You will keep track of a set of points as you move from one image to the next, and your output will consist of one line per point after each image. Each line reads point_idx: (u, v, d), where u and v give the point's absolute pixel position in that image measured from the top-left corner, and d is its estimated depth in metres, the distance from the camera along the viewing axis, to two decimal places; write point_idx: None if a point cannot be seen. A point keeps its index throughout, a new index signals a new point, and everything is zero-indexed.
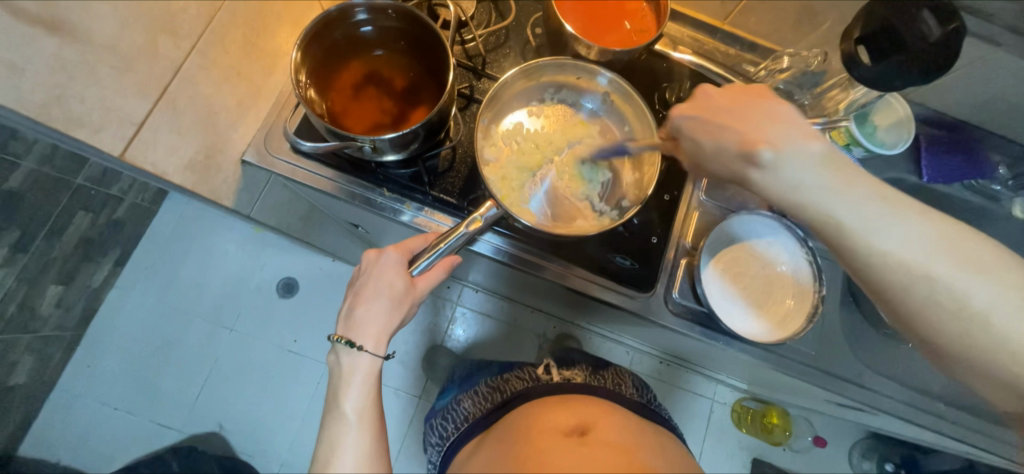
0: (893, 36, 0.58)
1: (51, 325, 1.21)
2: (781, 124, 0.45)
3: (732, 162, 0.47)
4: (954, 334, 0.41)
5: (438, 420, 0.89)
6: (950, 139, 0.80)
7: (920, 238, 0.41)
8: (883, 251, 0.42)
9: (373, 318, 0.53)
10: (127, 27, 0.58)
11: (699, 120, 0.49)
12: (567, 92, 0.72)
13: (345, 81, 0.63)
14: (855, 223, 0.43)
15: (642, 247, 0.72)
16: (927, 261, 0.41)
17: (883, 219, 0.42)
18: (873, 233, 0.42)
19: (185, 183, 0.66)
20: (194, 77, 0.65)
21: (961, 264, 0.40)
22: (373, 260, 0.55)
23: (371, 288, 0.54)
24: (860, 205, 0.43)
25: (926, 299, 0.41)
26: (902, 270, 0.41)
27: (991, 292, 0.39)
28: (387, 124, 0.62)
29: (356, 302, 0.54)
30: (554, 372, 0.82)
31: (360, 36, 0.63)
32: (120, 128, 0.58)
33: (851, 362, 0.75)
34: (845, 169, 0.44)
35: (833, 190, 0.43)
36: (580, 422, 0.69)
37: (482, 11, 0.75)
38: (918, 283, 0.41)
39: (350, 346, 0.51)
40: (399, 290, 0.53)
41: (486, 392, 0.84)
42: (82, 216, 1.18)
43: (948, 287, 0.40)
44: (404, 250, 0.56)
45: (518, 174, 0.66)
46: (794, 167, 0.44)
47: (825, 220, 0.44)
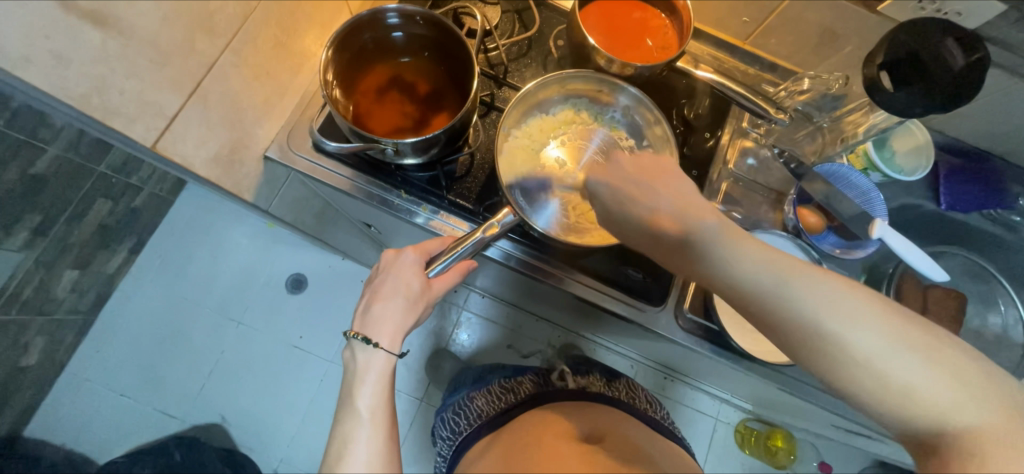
0: (916, 63, 0.57)
1: (65, 309, 1.23)
2: (673, 199, 0.46)
3: (643, 236, 0.47)
4: (868, 398, 0.35)
5: (448, 416, 0.89)
6: (971, 168, 0.79)
7: (819, 294, 0.36)
8: (777, 291, 0.38)
9: (389, 316, 0.53)
10: (168, 23, 0.58)
11: (618, 187, 0.50)
12: (587, 104, 0.72)
13: (370, 84, 0.65)
14: (760, 286, 0.39)
15: (655, 261, 0.72)
16: (819, 317, 0.36)
17: (773, 271, 0.38)
18: (762, 286, 0.38)
19: (210, 175, 0.67)
20: (226, 73, 0.65)
21: (855, 320, 0.35)
22: (391, 259, 0.56)
23: (388, 287, 0.54)
24: (761, 264, 0.39)
25: (830, 363, 0.35)
26: (797, 323, 0.37)
27: (893, 352, 0.34)
28: (409, 128, 0.63)
29: (374, 299, 0.54)
30: (569, 378, 0.85)
31: (388, 40, 0.64)
32: (151, 120, 0.58)
33: None
34: (744, 239, 0.41)
35: (740, 259, 0.40)
36: (591, 428, 0.70)
37: (506, 20, 0.77)
38: (844, 357, 0.35)
39: (365, 342, 0.52)
40: (415, 292, 0.54)
41: (500, 391, 0.85)
42: (102, 203, 1.20)
43: (849, 350, 0.35)
44: (422, 251, 0.56)
45: (533, 182, 0.67)
46: (697, 237, 0.43)
47: (734, 282, 0.40)
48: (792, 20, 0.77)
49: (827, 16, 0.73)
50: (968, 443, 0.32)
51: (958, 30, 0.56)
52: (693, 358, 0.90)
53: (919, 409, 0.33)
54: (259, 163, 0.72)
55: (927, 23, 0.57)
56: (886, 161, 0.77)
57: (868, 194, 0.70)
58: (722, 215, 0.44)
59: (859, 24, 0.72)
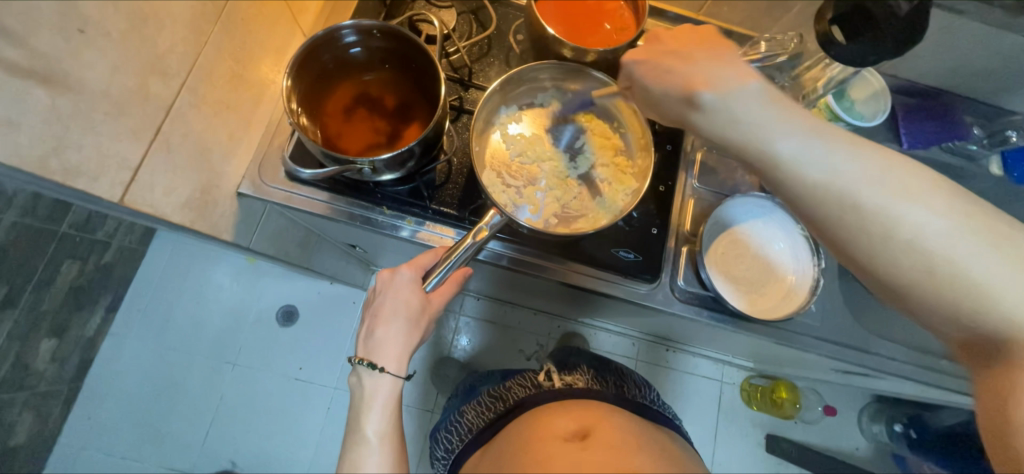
0: (865, 14, 0.59)
1: (48, 380, 1.18)
2: (716, 65, 0.46)
3: (677, 104, 0.47)
4: (901, 266, 0.40)
5: (441, 436, 0.89)
6: (924, 106, 0.85)
7: (868, 173, 0.40)
8: (817, 175, 0.42)
9: (392, 339, 0.53)
10: (118, 72, 0.48)
11: (649, 67, 0.50)
12: (555, 94, 0.71)
13: (336, 104, 0.63)
14: (801, 166, 0.42)
15: (644, 239, 0.73)
16: (869, 196, 0.40)
17: (821, 151, 0.42)
18: (810, 166, 0.42)
19: (184, 220, 0.59)
20: (185, 115, 0.56)
21: (902, 197, 0.39)
22: (386, 280, 0.55)
23: (388, 309, 0.53)
24: (806, 141, 0.42)
25: (872, 237, 0.40)
26: (839, 202, 0.41)
27: (937, 222, 0.38)
28: (383, 144, 0.62)
29: (375, 324, 0.53)
30: (556, 377, 0.82)
31: (348, 58, 0.63)
32: (117, 173, 0.49)
33: (859, 329, 0.77)
34: (787, 110, 0.44)
35: (779, 134, 0.43)
36: (580, 426, 0.70)
37: (463, 22, 0.76)
38: (886, 231, 0.40)
39: (372, 368, 0.51)
40: (415, 309, 0.53)
41: (489, 401, 0.84)
42: (70, 264, 1.14)
43: (890, 221, 0.39)
44: (416, 266, 0.56)
45: (513, 181, 0.67)
46: (730, 102, 0.44)
47: (773, 161, 0.43)
48: None
49: None
50: (998, 306, 0.37)
51: None
52: (692, 326, 0.93)
53: (954, 279, 0.38)
54: (234, 199, 0.67)
55: None
56: (848, 110, 0.79)
57: None
58: (760, 77, 0.45)
59: None
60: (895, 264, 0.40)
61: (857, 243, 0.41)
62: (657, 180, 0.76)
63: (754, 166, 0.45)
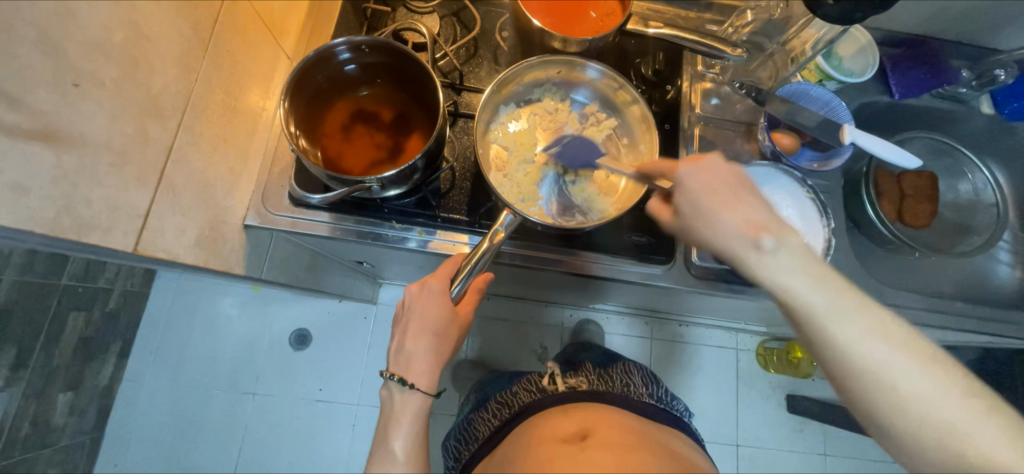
0: None
1: (68, 433, 1.20)
2: (768, 213, 0.46)
3: (733, 243, 0.46)
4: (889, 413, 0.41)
5: (452, 443, 0.94)
6: (911, 55, 0.85)
7: (891, 343, 0.41)
8: (849, 339, 0.42)
9: (423, 356, 0.52)
10: (117, 120, 0.46)
11: (705, 185, 0.49)
12: (552, 87, 0.71)
13: (333, 125, 0.63)
14: (835, 324, 0.42)
15: (652, 221, 0.73)
16: (892, 364, 0.41)
17: (851, 313, 0.42)
18: (842, 325, 0.42)
19: (197, 260, 0.58)
20: (186, 155, 0.54)
21: (901, 355, 0.41)
22: (415, 294, 0.54)
23: (416, 326, 0.53)
24: (842, 303, 0.42)
25: (892, 405, 0.41)
26: (867, 367, 0.41)
27: (928, 383, 0.40)
28: (386, 160, 0.62)
29: (405, 339, 0.53)
30: (560, 380, 0.84)
31: (341, 75, 0.62)
32: (128, 223, 0.47)
33: (873, 284, 0.78)
34: (823, 270, 0.44)
35: (816, 288, 0.43)
36: (580, 429, 0.70)
37: (447, 26, 0.76)
38: (908, 402, 0.40)
39: (402, 384, 0.51)
40: (442, 324, 0.53)
41: (495, 408, 0.87)
42: (75, 316, 1.14)
43: (905, 391, 0.40)
44: (442, 276, 0.55)
45: (519, 178, 0.67)
46: (784, 253, 0.44)
47: (810, 311, 0.43)
48: None
49: None
50: None
51: None
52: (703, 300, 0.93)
53: (968, 454, 0.39)
54: (240, 232, 0.66)
55: None
56: (837, 67, 0.81)
57: (831, 104, 0.76)
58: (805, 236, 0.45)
59: None
60: (910, 427, 0.41)
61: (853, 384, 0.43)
62: None
63: (788, 310, 0.45)
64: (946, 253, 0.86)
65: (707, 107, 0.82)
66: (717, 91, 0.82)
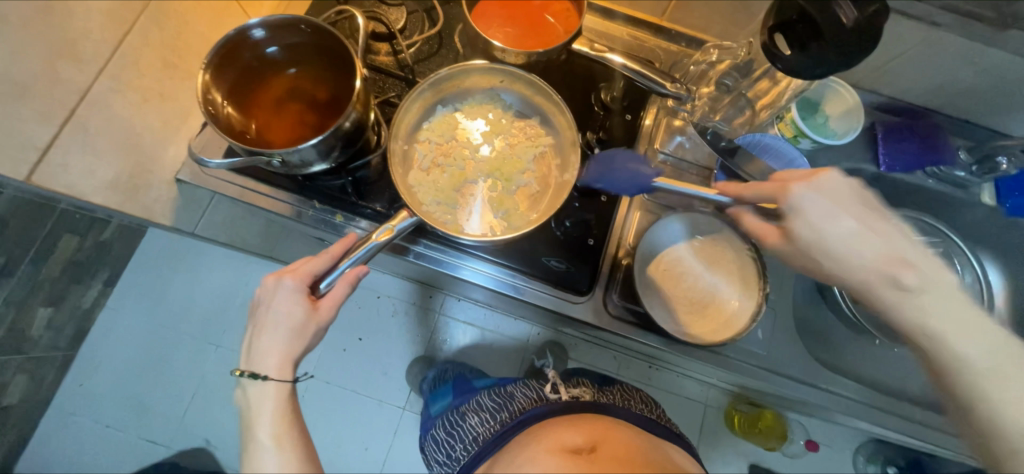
0: (808, 24, 0.54)
1: (44, 345, 1.25)
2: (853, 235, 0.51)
3: (870, 272, 0.46)
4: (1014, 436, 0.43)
5: (442, 437, 0.91)
6: (911, 126, 0.78)
7: (893, 251, 0.46)
8: (857, 252, 0.47)
9: (274, 348, 0.53)
10: (20, 58, 0.57)
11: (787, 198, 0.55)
12: (493, 96, 0.70)
13: (268, 97, 0.64)
14: (827, 240, 0.47)
15: (579, 249, 0.70)
16: (898, 272, 0.46)
17: (842, 230, 0.47)
18: (838, 239, 0.47)
19: (110, 202, 0.63)
20: (107, 101, 0.63)
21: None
22: (271, 286, 0.54)
23: (271, 319, 0.54)
24: (837, 221, 0.47)
25: (889, 304, 0.47)
26: (870, 273, 0.46)
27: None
28: (309, 136, 0.62)
29: (257, 333, 0.54)
30: (562, 388, 0.80)
31: (274, 52, 0.63)
32: (23, 152, 0.57)
33: (803, 361, 0.73)
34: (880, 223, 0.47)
35: (830, 218, 0.47)
36: (586, 440, 0.67)
37: (415, 21, 0.76)
38: (901, 301, 0.46)
39: (255, 377, 0.52)
40: (297, 320, 0.53)
41: (493, 410, 0.82)
42: (68, 238, 1.16)
43: (907, 294, 0.46)
44: (302, 274, 0.55)
45: (442, 182, 0.65)
46: (813, 217, 0.48)
47: (820, 239, 0.48)
48: None
49: None
50: (987, 382, 0.43)
51: None
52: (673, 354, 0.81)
53: (955, 352, 0.45)
54: (172, 186, 0.69)
55: None
56: (818, 126, 0.75)
57: (793, 162, 0.72)
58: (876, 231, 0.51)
59: None
60: (912, 323, 0.46)
61: (975, 401, 0.44)
62: (599, 188, 0.72)
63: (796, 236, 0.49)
64: None
65: (669, 145, 0.77)
66: (682, 130, 0.78)
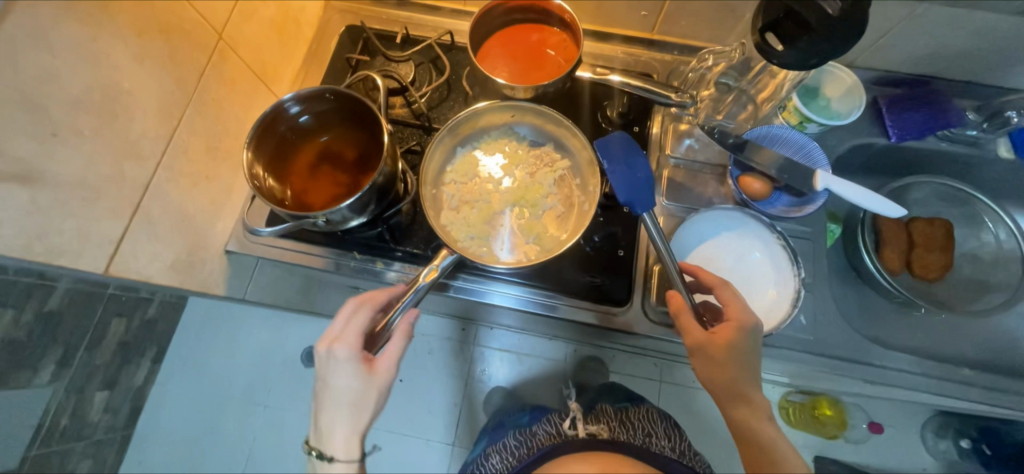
0: (796, 20, 0.58)
1: (102, 429, 1.31)
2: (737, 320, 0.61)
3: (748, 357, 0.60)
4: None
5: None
6: (911, 96, 0.80)
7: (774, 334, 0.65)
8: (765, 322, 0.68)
9: (338, 426, 0.57)
10: (94, 162, 0.52)
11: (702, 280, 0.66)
12: (506, 130, 0.74)
13: (302, 164, 0.69)
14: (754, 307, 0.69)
15: (610, 262, 0.72)
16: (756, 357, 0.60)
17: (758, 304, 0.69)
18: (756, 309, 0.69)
19: (174, 281, 0.65)
20: (165, 190, 0.61)
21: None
22: (325, 356, 0.57)
23: (331, 394, 0.57)
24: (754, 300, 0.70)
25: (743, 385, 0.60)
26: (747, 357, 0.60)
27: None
28: (344, 195, 0.67)
29: (321, 411, 0.58)
30: (580, 425, 0.83)
31: (302, 123, 0.68)
32: (100, 248, 0.54)
33: (854, 340, 0.72)
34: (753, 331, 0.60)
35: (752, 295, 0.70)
36: (599, 472, 0.70)
37: (423, 72, 0.82)
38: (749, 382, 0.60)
39: (324, 460, 0.57)
40: (357, 389, 0.56)
41: (513, 447, 0.86)
42: (118, 322, 1.22)
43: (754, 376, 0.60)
44: (351, 342, 0.56)
45: (472, 218, 0.69)
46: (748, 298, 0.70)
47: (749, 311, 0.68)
48: (686, 5, 0.78)
49: None
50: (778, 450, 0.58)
51: None
52: None
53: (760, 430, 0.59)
54: (221, 257, 0.74)
55: None
56: (822, 109, 0.77)
57: (806, 147, 0.73)
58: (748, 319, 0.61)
59: None
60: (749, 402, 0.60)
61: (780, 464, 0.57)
62: (622, 200, 0.74)
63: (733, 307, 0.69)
64: (961, 311, 0.78)
65: (680, 149, 0.80)
66: (689, 132, 0.80)
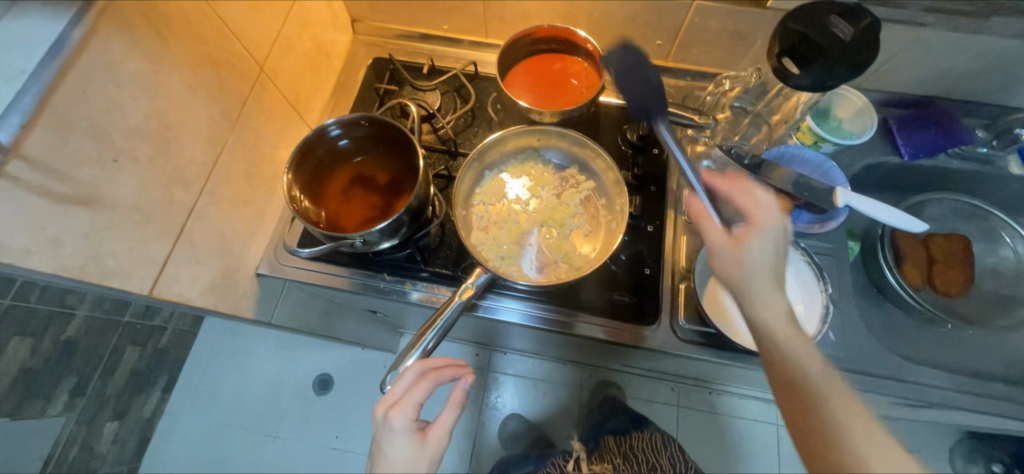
0: (811, 44, 0.60)
1: (110, 462, 1.27)
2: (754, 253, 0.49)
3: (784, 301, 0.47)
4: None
5: None
6: (922, 116, 0.82)
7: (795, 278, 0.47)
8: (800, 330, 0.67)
9: None
10: (147, 186, 0.54)
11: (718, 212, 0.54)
12: (532, 154, 0.77)
13: (335, 187, 0.71)
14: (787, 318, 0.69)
15: (636, 280, 0.73)
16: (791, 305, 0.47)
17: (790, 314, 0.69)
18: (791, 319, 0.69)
19: (209, 303, 0.66)
20: (206, 214, 0.64)
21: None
22: (381, 421, 0.53)
23: (385, 464, 0.53)
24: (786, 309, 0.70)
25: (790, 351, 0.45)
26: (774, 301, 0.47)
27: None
28: (377, 217, 0.69)
29: None
30: None
31: (338, 148, 0.71)
32: (147, 269, 0.55)
33: (884, 355, 0.72)
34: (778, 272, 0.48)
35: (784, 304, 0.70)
36: None
37: (448, 100, 0.85)
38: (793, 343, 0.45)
39: None
40: (412, 462, 0.53)
41: None
42: (131, 350, 1.25)
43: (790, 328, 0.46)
44: (409, 408, 0.53)
45: (501, 237, 0.70)
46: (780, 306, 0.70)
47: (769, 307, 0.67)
48: (700, 34, 0.82)
49: (730, 22, 0.78)
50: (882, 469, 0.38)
51: (834, 10, 0.61)
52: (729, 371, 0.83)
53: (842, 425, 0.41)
54: (252, 280, 0.75)
55: (806, 12, 0.62)
56: (834, 129, 0.80)
57: (823, 166, 0.76)
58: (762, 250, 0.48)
59: (759, 22, 0.77)
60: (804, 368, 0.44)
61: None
62: (645, 220, 0.76)
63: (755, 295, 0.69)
64: (986, 326, 0.78)
65: None
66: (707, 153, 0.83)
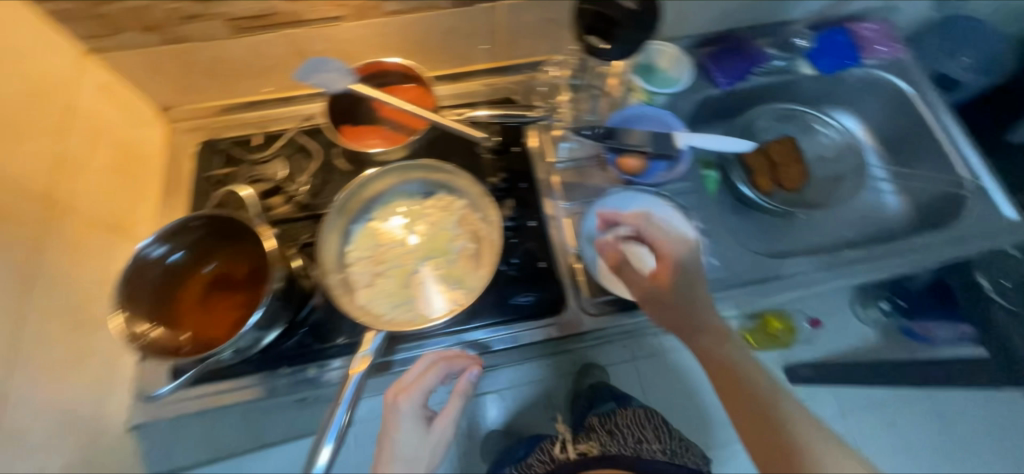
0: (606, 20, 0.66)
1: None
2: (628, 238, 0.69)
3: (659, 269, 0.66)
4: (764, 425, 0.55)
5: None
6: (725, 47, 0.92)
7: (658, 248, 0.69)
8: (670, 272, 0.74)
9: None
10: None
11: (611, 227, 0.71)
12: (393, 192, 0.75)
13: (187, 305, 0.63)
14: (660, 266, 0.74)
15: (534, 277, 0.74)
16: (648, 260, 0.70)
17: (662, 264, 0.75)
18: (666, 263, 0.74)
19: None
20: (31, 393, 0.55)
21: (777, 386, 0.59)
22: (390, 405, 0.56)
23: (396, 452, 0.54)
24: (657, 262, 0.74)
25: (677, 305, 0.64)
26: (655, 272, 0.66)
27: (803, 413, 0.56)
28: (246, 315, 0.62)
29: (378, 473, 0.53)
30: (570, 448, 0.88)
31: (172, 265, 0.64)
32: None
33: (757, 263, 0.80)
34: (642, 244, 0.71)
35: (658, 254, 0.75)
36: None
37: (295, 163, 0.79)
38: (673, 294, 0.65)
39: None
40: (420, 446, 0.55)
41: None
42: None
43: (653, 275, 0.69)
44: (415, 391, 0.56)
45: (392, 286, 0.67)
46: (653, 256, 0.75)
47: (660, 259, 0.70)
48: (519, 30, 0.84)
49: (540, 12, 0.81)
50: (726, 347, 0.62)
51: None
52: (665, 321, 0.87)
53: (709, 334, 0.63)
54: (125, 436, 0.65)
55: None
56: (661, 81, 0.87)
57: (662, 119, 0.82)
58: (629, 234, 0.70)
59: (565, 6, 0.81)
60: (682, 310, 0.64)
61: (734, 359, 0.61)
62: (524, 218, 0.78)
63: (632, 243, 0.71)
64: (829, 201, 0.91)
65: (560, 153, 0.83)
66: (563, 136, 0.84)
